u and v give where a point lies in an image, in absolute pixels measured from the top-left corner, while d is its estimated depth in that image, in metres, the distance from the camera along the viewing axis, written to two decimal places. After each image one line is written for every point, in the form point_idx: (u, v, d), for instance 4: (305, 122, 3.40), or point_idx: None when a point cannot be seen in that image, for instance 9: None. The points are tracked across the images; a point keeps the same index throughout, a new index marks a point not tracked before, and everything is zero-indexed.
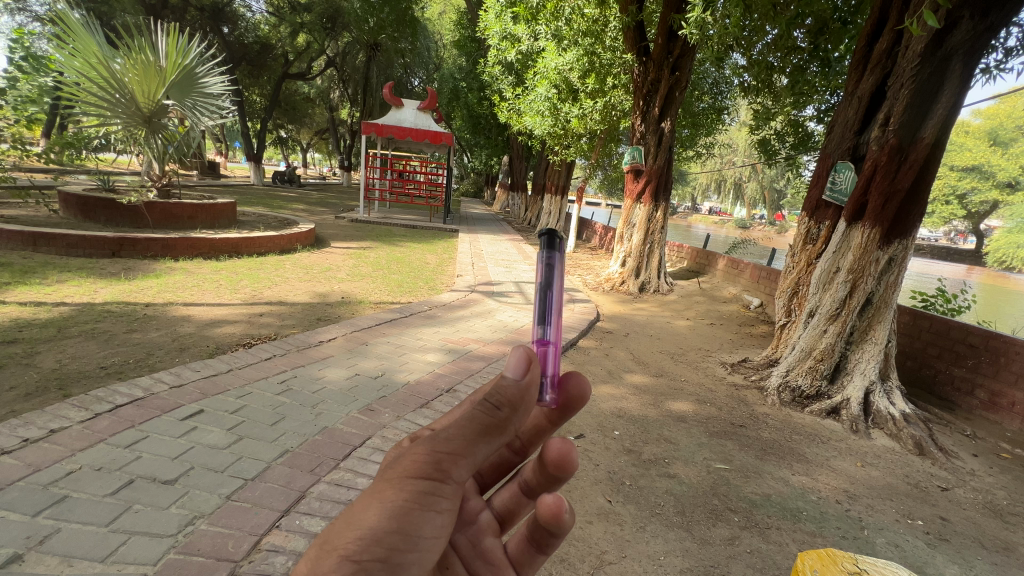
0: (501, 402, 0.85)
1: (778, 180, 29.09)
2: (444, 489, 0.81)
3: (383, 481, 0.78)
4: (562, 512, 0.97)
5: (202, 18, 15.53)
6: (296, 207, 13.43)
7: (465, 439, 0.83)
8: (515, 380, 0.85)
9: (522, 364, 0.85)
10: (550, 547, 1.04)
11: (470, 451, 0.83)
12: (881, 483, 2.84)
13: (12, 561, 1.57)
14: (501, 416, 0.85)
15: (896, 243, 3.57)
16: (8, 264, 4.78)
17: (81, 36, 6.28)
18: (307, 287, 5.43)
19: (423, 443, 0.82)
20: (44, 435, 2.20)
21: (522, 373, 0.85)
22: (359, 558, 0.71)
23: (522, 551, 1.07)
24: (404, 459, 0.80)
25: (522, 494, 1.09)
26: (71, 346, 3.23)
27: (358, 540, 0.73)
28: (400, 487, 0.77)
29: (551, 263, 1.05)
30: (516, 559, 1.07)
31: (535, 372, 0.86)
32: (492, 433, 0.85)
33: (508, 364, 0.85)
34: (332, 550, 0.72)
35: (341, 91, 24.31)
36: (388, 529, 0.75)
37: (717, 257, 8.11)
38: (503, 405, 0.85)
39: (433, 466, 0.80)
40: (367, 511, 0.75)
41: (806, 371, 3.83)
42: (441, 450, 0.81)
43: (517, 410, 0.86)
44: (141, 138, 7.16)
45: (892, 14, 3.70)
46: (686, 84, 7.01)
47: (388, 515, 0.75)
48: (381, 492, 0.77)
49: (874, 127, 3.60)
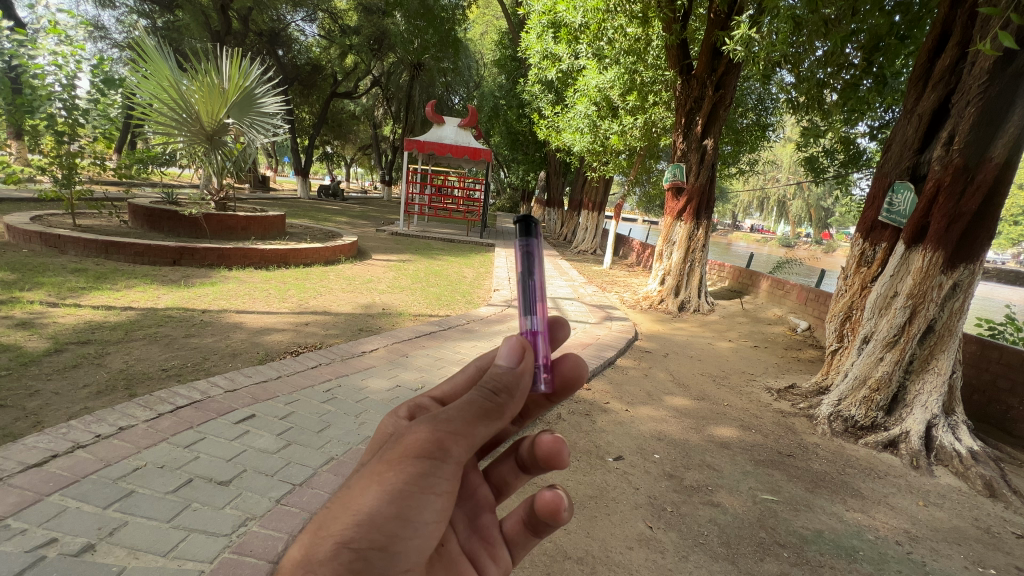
0: (498, 388, 0.95)
1: (826, 198, 27.93)
2: (442, 471, 0.88)
3: (385, 464, 0.85)
4: (560, 509, 1.10)
5: (259, 42, 16.77)
6: (340, 220, 13.96)
7: (465, 423, 0.91)
8: (510, 368, 0.96)
9: (514, 353, 0.98)
10: (544, 533, 1.18)
11: (469, 433, 0.91)
12: (947, 525, 2.65)
13: (86, 550, 1.69)
14: (498, 402, 0.95)
15: (961, 267, 3.37)
16: (83, 270, 5.20)
17: (154, 61, 6.80)
18: (351, 297, 5.62)
19: (425, 425, 0.89)
20: (114, 431, 2.36)
21: (515, 361, 0.97)
22: (357, 546, 0.80)
23: (517, 530, 1.21)
24: (407, 441, 0.87)
25: (518, 470, 1.22)
26: (137, 348, 3.46)
27: (356, 526, 0.81)
28: (400, 470, 0.84)
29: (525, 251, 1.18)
30: (511, 537, 1.22)
31: (526, 361, 0.98)
32: (491, 417, 0.94)
33: (501, 352, 0.98)
34: (329, 536, 0.80)
35: (385, 109, 25.25)
36: (387, 513, 0.83)
37: (760, 277, 7.85)
38: (500, 391, 0.95)
39: (432, 450, 0.87)
40: (366, 497, 0.82)
41: (860, 401, 3.63)
42: (441, 432, 0.88)
43: (513, 396, 0.96)
44: (201, 154, 7.61)
45: (956, 31, 3.55)
46: (730, 101, 6.88)
47: (386, 499, 0.82)
48: (381, 475, 0.84)
49: (937, 146, 3.45)
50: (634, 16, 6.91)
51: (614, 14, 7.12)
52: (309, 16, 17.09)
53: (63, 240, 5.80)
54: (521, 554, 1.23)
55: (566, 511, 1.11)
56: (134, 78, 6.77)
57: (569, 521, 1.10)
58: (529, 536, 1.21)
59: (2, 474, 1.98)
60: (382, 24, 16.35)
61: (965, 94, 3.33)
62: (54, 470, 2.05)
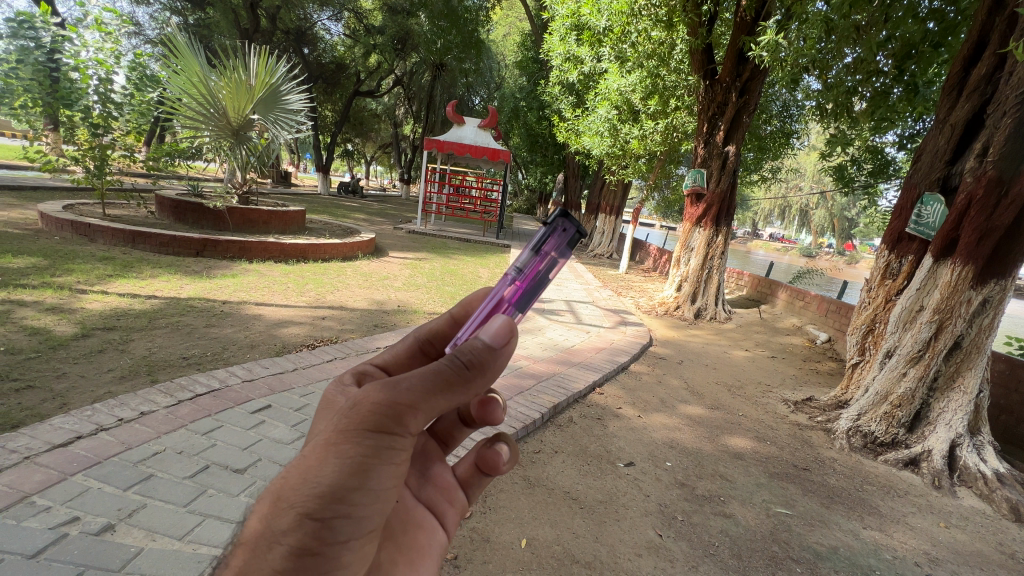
0: (470, 361, 0.83)
1: (850, 207, 27.29)
2: (400, 441, 0.81)
3: (338, 435, 0.77)
4: (501, 463, 1.09)
5: (287, 40, 17.03)
6: (359, 217, 14.12)
7: (425, 394, 0.80)
8: (491, 341, 0.86)
9: (503, 331, 0.87)
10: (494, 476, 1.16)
11: (430, 406, 0.80)
12: (968, 548, 2.56)
13: (106, 530, 1.74)
14: (468, 375, 0.83)
15: (992, 282, 3.25)
16: (111, 258, 5.36)
17: (186, 58, 6.97)
18: (367, 294, 5.68)
19: (382, 390, 0.78)
20: (135, 416, 2.42)
21: (501, 342, 0.85)
22: (319, 516, 0.76)
23: (470, 473, 1.16)
24: (362, 410, 0.77)
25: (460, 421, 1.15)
26: (159, 336, 3.54)
27: (316, 498, 0.75)
28: (356, 443, 0.77)
29: (559, 260, 1.06)
30: (464, 481, 1.17)
31: (512, 345, 0.87)
32: (458, 389, 0.83)
33: (488, 327, 0.85)
34: (289, 507, 0.75)
35: (406, 108, 25.55)
36: (346, 485, 0.77)
37: (780, 287, 7.73)
38: (473, 365, 0.83)
39: (388, 425, 0.78)
40: (323, 470, 0.76)
41: (880, 416, 3.54)
42: (399, 404, 0.78)
43: (485, 373, 0.85)
44: (227, 148, 7.75)
45: (993, 39, 3.45)
46: (754, 107, 6.76)
47: (345, 471, 0.76)
48: (337, 447, 0.76)
49: (970, 158, 3.36)
50: (659, 19, 6.86)
51: (638, 19, 7.08)
52: (335, 15, 17.33)
53: (92, 229, 5.98)
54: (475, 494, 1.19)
55: (506, 464, 1.10)
56: (167, 73, 7.01)
57: (511, 470, 1.10)
58: (482, 477, 1.17)
59: (29, 453, 2.05)
60: (406, 24, 16.47)
61: (1001, 104, 3.25)
62: (79, 450, 2.11)
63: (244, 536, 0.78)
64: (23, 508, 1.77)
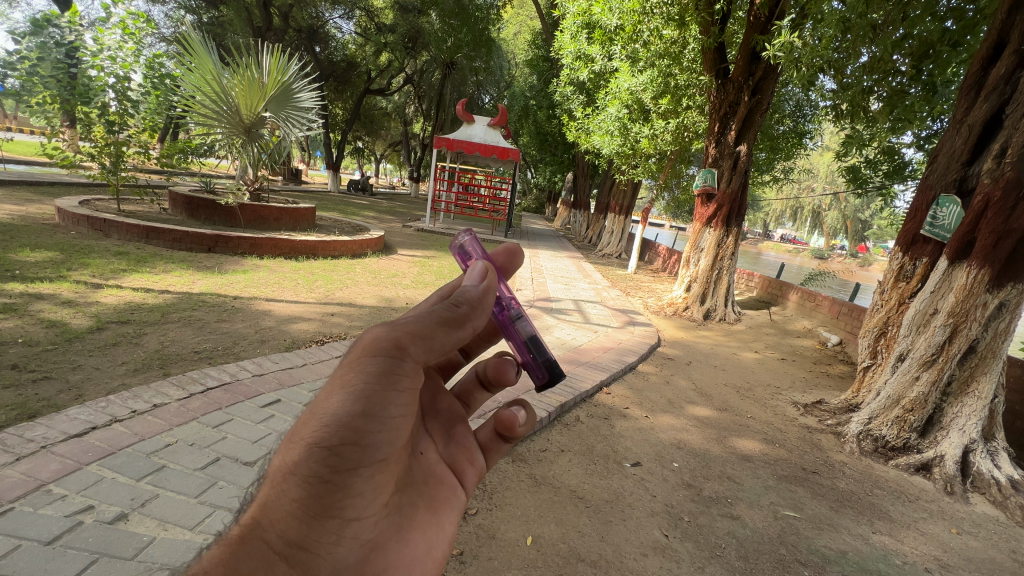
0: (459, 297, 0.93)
1: (864, 209, 26.81)
2: (405, 370, 0.84)
3: (345, 367, 0.81)
4: (515, 424, 1.15)
5: (299, 39, 17.13)
6: (368, 214, 14.18)
7: (423, 325, 0.86)
8: (475, 285, 1.01)
9: (479, 275, 1.03)
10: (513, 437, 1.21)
11: (428, 335, 0.86)
12: (981, 555, 2.52)
13: (119, 519, 1.77)
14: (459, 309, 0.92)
15: (1009, 286, 3.18)
16: (125, 253, 5.44)
17: (200, 56, 7.01)
18: (375, 291, 5.71)
19: (385, 325, 0.84)
20: (148, 408, 2.46)
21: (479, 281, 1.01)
22: (328, 444, 0.78)
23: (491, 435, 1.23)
24: (364, 343, 0.82)
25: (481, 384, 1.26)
26: (171, 330, 3.59)
27: (323, 427, 0.77)
28: (361, 371, 0.80)
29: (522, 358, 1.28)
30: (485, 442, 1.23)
31: (490, 282, 1.02)
32: (453, 323, 0.91)
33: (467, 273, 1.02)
34: (301, 439, 0.78)
35: (416, 106, 25.65)
36: (353, 413, 0.78)
37: (791, 289, 7.65)
38: (462, 302, 0.94)
39: (391, 350, 0.82)
40: (332, 399, 0.79)
41: (892, 420, 3.49)
42: (397, 333, 0.83)
43: (474, 307, 0.96)
44: (239, 145, 7.88)
45: (1015, 38, 3.38)
46: (767, 107, 6.69)
47: (353, 399, 0.78)
48: (343, 378, 0.80)
49: (987, 158, 3.31)
50: (671, 18, 6.81)
51: (650, 18, 7.05)
52: (346, 14, 17.40)
53: (107, 224, 6.07)
54: (495, 458, 1.24)
55: (521, 425, 1.15)
56: (182, 72, 7.06)
57: (527, 433, 1.16)
58: (501, 440, 1.24)
59: (46, 442, 2.09)
60: (417, 22, 16.48)
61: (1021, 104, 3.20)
62: (94, 441, 2.15)
63: (268, 476, 0.82)
64: (40, 496, 1.81)
